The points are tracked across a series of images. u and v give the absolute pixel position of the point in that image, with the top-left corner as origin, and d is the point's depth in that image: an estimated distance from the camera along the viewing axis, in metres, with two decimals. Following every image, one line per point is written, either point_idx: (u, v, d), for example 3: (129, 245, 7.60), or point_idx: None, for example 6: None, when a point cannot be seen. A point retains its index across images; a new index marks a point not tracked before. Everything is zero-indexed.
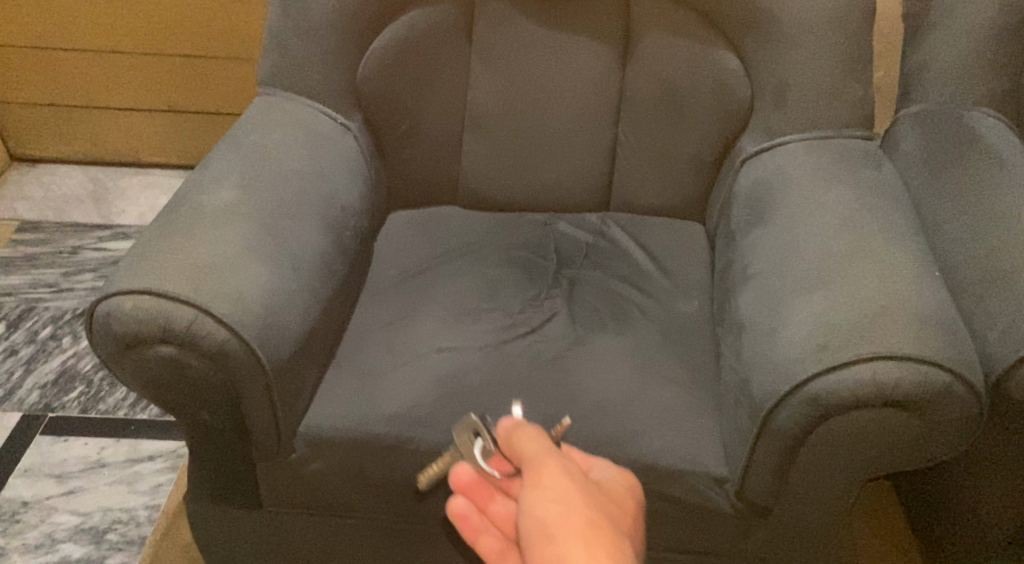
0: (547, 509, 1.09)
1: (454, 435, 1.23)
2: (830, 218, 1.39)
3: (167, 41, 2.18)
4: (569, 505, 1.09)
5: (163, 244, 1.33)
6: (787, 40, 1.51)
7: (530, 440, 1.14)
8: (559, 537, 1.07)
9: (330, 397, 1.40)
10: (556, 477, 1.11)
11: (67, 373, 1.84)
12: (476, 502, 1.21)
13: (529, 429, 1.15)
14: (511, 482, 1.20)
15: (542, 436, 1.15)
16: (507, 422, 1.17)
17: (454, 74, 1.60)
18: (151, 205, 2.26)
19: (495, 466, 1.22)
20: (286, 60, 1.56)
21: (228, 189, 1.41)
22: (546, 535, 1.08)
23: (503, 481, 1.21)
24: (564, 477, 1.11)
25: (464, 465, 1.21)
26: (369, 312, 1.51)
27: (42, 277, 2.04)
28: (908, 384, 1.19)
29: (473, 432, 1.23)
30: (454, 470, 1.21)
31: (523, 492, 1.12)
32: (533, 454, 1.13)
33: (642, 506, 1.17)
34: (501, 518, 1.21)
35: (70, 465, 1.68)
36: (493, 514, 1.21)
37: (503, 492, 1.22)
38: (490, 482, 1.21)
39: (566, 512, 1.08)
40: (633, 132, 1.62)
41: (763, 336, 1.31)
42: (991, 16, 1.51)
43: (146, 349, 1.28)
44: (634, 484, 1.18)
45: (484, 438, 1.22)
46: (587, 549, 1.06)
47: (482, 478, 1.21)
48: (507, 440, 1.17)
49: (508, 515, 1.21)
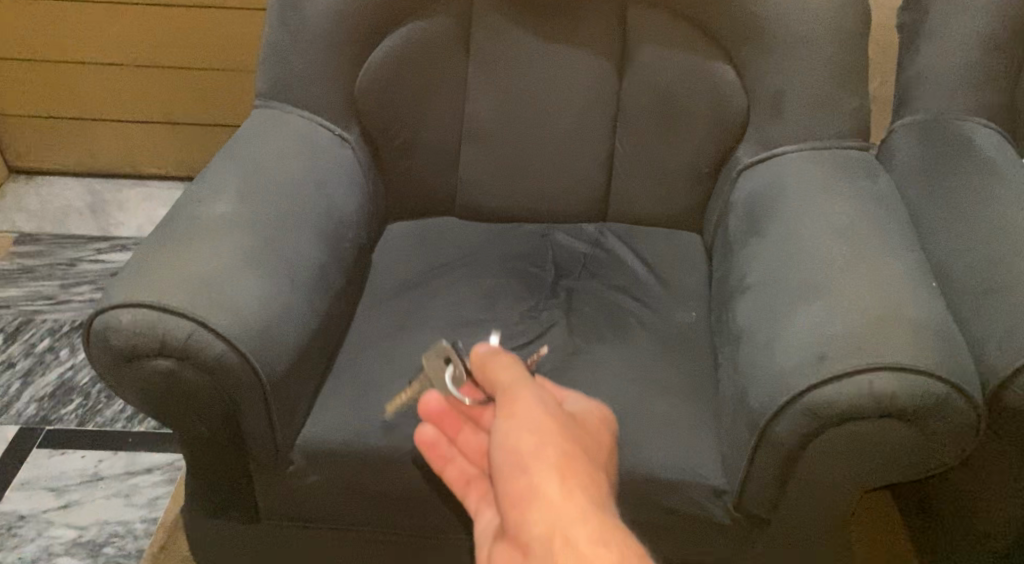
0: (521, 439, 1.07)
1: (425, 362, 1.23)
2: (826, 228, 1.39)
3: (164, 53, 2.19)
4: (544, 435, 1.07)
5: (161, 258, 1.33)
6: (783, 51, 1.51)
7: (504, 368, 1.14)
8: (532, 465, 1.05)
9: (328, 409, 1.40)
10: (530, 404, 1.09)
11: (64, 385, 1.84)
12: (445, 429, 1.21)
13: (503, 358, 1.15)
14: (482, 410, 1.19)
15: (515, 365, 1.14)
16: (483, 350, 1.17)
17: (451, 86, 1.61)
18: (148, 216, 2.26)
19: (467, 393, 1.21)
20: (283, 73, 1.56)
21: (225, 201, 1.41)
22: (521, 465, 1.06)
23: (474, 409, 1.20)
24: (539, 407, 1.09)
25: (434, 393, 1.21)
26: (366, 324, 1.51)
27: (39, 289, 2.04)
28: (906, 395, 1.19)
29: (444, 358, 1.22)
30: (424, 398, 1.20)
31: (497, 422, 1.10)
32: (507, 383, 1.13)
33: (614, 438, 1.16)
34: (471, 448, 1.21)
35: (67, 478, 1.68)
36: (461, 444, 1.21)
37: (473, 422, 1.21)
38: (461, 409, 1.21)
39: (541, 442, 1.06)
40: (630, 143, 1.62)
41: (760, 347, 1.31)
42: (985, 27, 1.52)
43: (143, 362, 1.28)
44: (608, 417, 1.16)
45: (455, 364, 1.22)
46: (562, 479, 1.03)
47: (452, 406, 1.21)
48: (481, 367, 1.17)
49: (477, 446, 1.20)
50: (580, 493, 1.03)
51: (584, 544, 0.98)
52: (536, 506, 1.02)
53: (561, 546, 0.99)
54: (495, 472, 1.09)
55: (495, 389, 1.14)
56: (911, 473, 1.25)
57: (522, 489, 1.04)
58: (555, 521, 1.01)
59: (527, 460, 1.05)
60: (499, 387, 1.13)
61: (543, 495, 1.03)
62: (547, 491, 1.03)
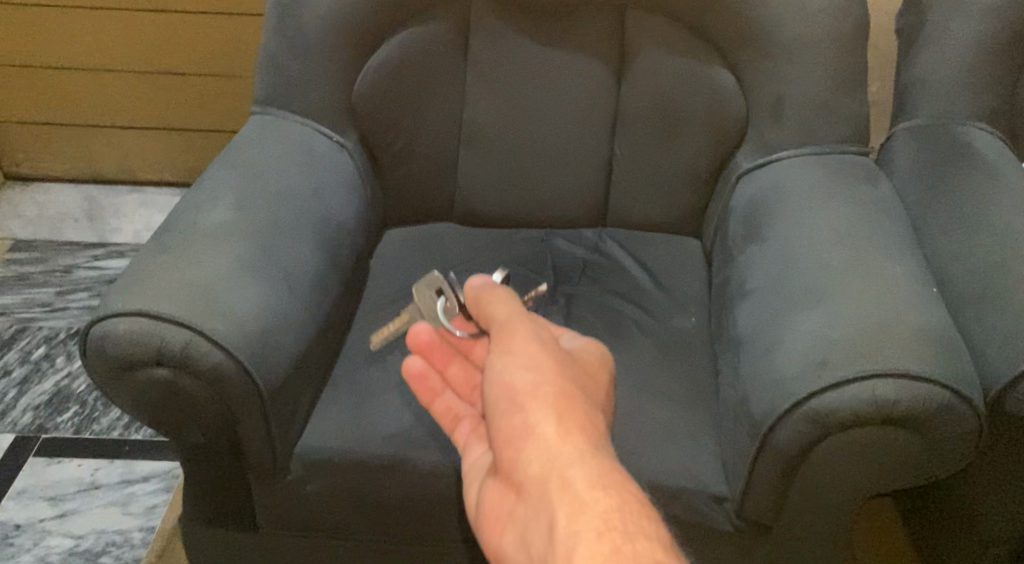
0: (516, 374, 1.05)
1: (416, 293, 1.26)
2: (826, 233, 1.38)
3: (161, 59, 2.18)
4: (539, 371, 1.05)
5: (158, 266, 1.32)
6: (782, 56, 1.51)
7: (500, 301, 1.14)
8: (527, 402, 1.03)
9: (326, 417, 1.39)
10: (525, 341, 1.08)
11: (61, 393, 1.83)
12: (433, 361, 1.19)
13: (499, 290, 1.15)
14: (474, 341, 1.19)
15: (510, 298, 1.14)
16: (478, 284, 1.16)
17: (449, 91, 1.60)
18: (145, 223, 2.25)
19: (458, 325, 1.22)
20: (281, 79, 1.55)
21: (222, 208, 1.40)
22: (516, 402, 1.04)
23: (465, 341, 1.19)
24: (536, 343, 1.08)
25: (424, 324, 1.19)
26: (365, 331, 1.50)
27: (35, 297, 2.03)
28: (909, 401, 1.18)
29: (435, 290, 1.25)
30: (414, 329, 1.18)
31: (492, 358, 1.09)
32: (503, 318, 1.11)
33: (613, 379, 1.14)
34: (458, 381, 1.20)
35: (63, 487, 1.67)
36: (449, 377, 1.20)
37: (463, 355, 1.20)
38: (452, 342, 1.20)
39: (538, 379, 1.05)
40: (629, 148, 1.62)
41: (761, 353, 1.31)
42: (985, 31, 1.51)
43: (141, 371, 1.27)
44: (605, 354, 1.14)
45: (446, 297, 1.23)
46: (558, 418, 1.02)
47: (442, 339, 1.19)
48: (477, 301, 1.16)
49: (467, 379, 1.19)
50: (576, 432, 1.01)
51: (580, 483, 0.97)
52: (529, 444, 1.01)
53: (557, 485, 0.98)
54: (488, 409, 1.08)
55: (491, 324, 1.13)
56: (913, 479, 1.25)
57: (517, 426, 1.03)
58: (550, 460, 0.99)
59: (522, 397, 1.04)
60: (495, 324, 1.11)
61: (538, 432, 1.02)
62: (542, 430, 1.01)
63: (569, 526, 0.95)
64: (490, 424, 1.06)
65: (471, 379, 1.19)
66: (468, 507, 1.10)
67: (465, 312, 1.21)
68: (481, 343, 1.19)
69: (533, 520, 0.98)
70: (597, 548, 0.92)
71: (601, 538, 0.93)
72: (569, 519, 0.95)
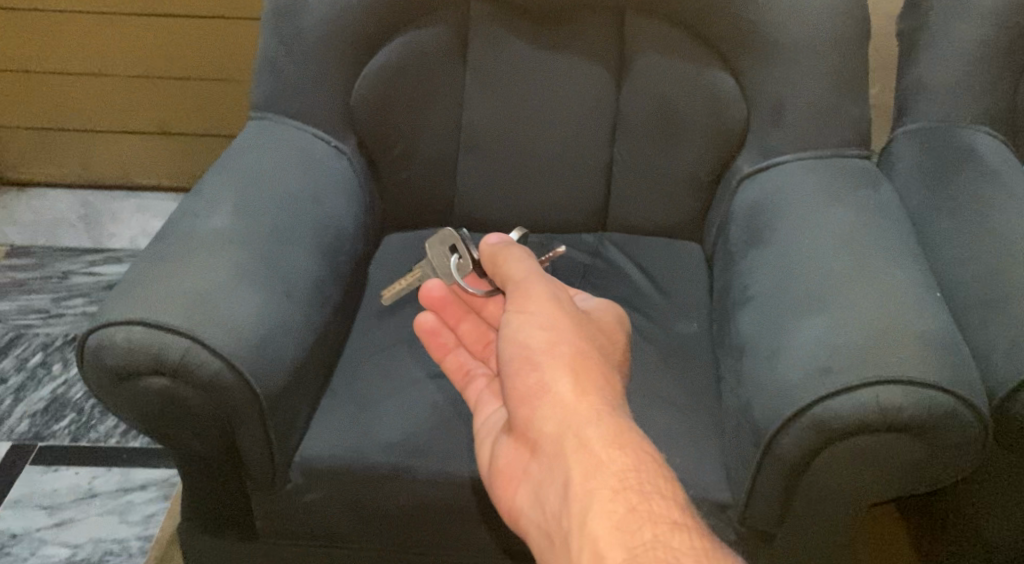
0: (533, 333, 1.06)
1: (431, 249, 1.28)
2: (829, 237, 1.38)
3: (157, 64, 2.17)
4: (556, 331, 1.06)
5: (155, 274, 1.31)
6: (783, 60, 1.50)
7: (516, 262, 1.13)
8: (542, 361, 1.04)
9: (326, 426, 1.38)
10: (541, 299, 1.08)
11: (57, 400, 1.81)
12: (445, 318, 1.25)
13: (515, 252, 1.14)
14: (485, 300, 1.23)
15: (526, 258, 1.14)
16: (494, 242, 1.16)
17: (448, 96, 1.59)
18: (142, 228, 2.24)
19: (471, 283, 1.24)
20: (278, 84, 1.54)
21: (221, 215, 1.39)
22: (532, 361, 1.05)
23: (477, 298, 1.23)
24: (552, 301, 1.09)
25: (435, 281, 1.24)
26: (364, 338, 1.49)
27: (32, 303, 2.02)
28: (914, 408, 1.17)
29: (450, 247, 1.26)
30: (426, 286, 1.24)
31: (507, 317, 1.09)
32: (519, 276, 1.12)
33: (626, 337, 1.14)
34: (471, 336, 1.25)
35: (61, 495, 1.65)
36: (462, 333, 1.25)
37: (475, 311, 1.25)
38: (463, 301, 1.24)
39: (554, 340, 1.06)
40: (629, 152, 1.61)
41: (764, 359, 1.30)
42: (986, 34, 1.51)
43: (139, 381, 1.26)
44: (621, 315, 1.15)
45: (460, 254, 1.25)
46: (575, 378, 1.03)
47: (454, 294, 1.24)
48: (492, 260, 1.16)
49: (479, 336, 1.24)
50: (592, 392, 1.03)
51: (596, 444, 0.98)
52: (545, 402, 1.03)
53: (573, 444, 0.99)
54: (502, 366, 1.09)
55: (506, 282, 1.13)
56: (917, 486, 1.24)
57: (533, 383, 1.04)
58: (566, 419, 1.01)
59: (538, 354, 1.05)
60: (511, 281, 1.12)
61: (554, 391, 1.03)
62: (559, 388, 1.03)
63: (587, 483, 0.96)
64: (503, 380, 1.08)
65: (483, 336, 1.24)
66: (479, 461, 1.13)
67: (478, 271, 1.23)
68: (493, 303, 1.22)
69: (549, 476, 1.00)
70: (612, 506, 0.94)
71: (616, 498, 0.94)
72: (585, 478, 0.97)
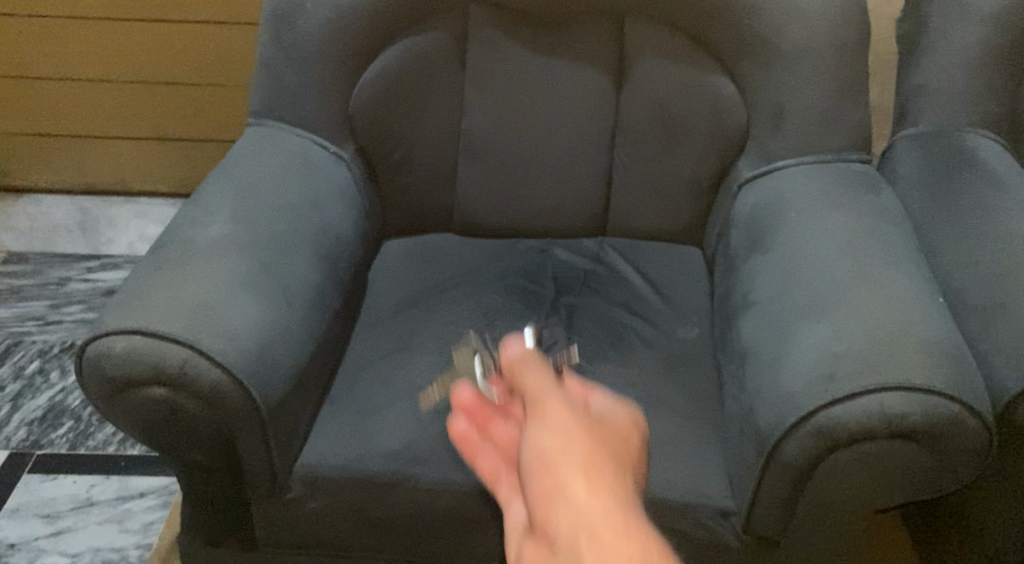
0: (546, 441, 0.96)
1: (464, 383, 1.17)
2: (831, 243, 1.37)
3: (153, 68, 2.16)
4: (570, 436, 0.95)
5: (154, 283, 1.30)
6: (783, 65, 1.49)
7: (531, 373, 1.05)
8: (557, 462, 0.93)
9: (327, 434, 1.37)
10: (556, 408, 0.99)
11: (55, 408, 1.80)
12: (480, 422, 1.11)
13: (531, 363, 1.07)
14: (512, 403, 1.09)
15: (541, 367, 1.06)
16: (512, 352, 1.09)
17: (447, 101, 1.58)
18: (139, 233, 2.24)
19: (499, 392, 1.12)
20: (276, 90, 1.53)
21: (219, 223, 1.38)
22: (545, 467, 0.94)
23: (505, 403, 1.10)
24: (568, 410, 0.99)
25: (464, 390, 1.12)
26: (364, 345, 1.49)
27: (29, 310, 2.01)
28: (917, 416, 1.17)
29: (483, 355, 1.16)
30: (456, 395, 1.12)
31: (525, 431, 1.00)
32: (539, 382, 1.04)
33: (648, 448, 1.01)
34: (503, 440, 1.08)
35: (59, 504, 1.64)
36: (495, 437, 1.10)
37: (507, 417, 1.10)
38: (493, 405, 1.12)
39: (567, 443, 0.95)
40: (629, 157, 1.60)
41: (766, 366, 1.29)
42: (986, 37, 1.50)
43: (138, 391, 1.25)
44: (642, 428, 1.02)
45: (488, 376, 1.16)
46: (590, 478, 0.91)
47: (483, 401, 1.11)
48: (510, 370, 1.08)
49: (512, 440, 1.08)
50: (608, 490, 0.90)
51: (603, 530, 0.86)
52: (559, 504, 0.90)
53: (584, 536, 0.86)
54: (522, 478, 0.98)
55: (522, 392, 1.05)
56: (922, 493, 1.23)
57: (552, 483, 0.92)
58: (579, 515, 0.88)
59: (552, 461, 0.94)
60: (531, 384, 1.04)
61: (570, 491, 0.90)
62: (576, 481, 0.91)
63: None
64: (525, 496, 0.95)
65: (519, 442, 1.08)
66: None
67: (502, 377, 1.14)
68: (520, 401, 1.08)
69: None
70: None
71: None
72: None
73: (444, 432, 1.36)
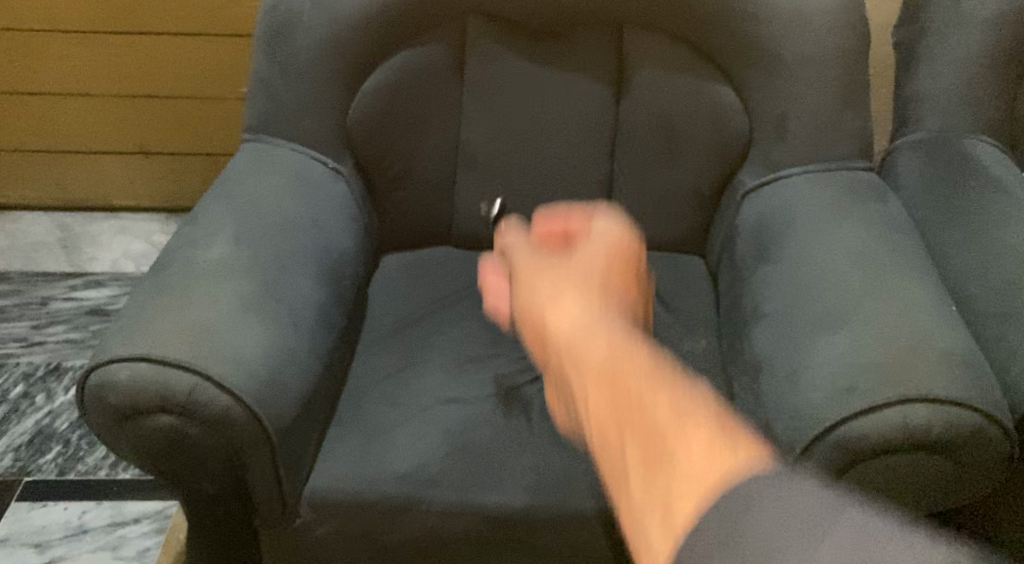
0: (541, 283, 0.97)
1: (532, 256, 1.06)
2: (842, 254, 1.37)
3: (136, 81, 2.11)
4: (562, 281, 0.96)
5: (157, 309, 1.26)
6: (786, 75, 1.48)
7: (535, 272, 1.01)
8: (554, 302, 0.93)
9: (335, 458, 1.34)
10: (557, 280, 0.96)
11: (42, 432, 1.76)
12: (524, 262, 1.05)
13: (542, 267, 1.01)
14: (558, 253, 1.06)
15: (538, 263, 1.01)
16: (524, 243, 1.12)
17: (445, 114, 1.56)
18: (123, 250, 2.19)
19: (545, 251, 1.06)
20: (274, 107, 1.51)
21: (220, 245, 1.35)
22: (558, 308, 0.90)
23: (547, 256, 1.05)
24: (578, 299, 0.93)
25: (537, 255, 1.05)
26: (369, 365, 1.46)
27: (12, 331, 1.96)
28: (940, 427, 1.17)
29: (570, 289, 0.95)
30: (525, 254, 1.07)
31: (525, 279, 0.99)
32: (602, 362, 0.83)
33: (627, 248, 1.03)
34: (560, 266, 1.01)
35: (50, 532, 1.60)
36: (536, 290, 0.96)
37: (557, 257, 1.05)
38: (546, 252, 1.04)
39: (568, 293, 0.94)
40: (630, 168, 1.58)
41: (782, 379, 1.28)
42: (986, 44, 1.51)
43: (145, 420, 1.21)
44: (591, 265, 0.99)
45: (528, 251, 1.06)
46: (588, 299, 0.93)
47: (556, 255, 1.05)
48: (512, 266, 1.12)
49: (555, 286, 0.95)
50: (599, 300, 0.92)
51: (574, 294, 0.94)
52: (552, 310, 0.92)
53: (536, 318, 0.93)
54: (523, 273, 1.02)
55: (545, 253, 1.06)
56: (939, 503, 1.24)
57: (633, 397, 0.76)
58: (558, 292, 0.94)
59: (617, 415, 0.76)
60: (604, 338, 0.85)
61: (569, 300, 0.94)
62: (661, 399, 0.75)
63: (691, 503, 0.66)
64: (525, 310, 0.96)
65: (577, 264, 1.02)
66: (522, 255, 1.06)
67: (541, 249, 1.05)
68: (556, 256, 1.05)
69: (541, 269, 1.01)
70: (581, 307, 0.90)
71: (587, 296, 0.93)
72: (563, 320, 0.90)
73: (457, 453, 1.33)
